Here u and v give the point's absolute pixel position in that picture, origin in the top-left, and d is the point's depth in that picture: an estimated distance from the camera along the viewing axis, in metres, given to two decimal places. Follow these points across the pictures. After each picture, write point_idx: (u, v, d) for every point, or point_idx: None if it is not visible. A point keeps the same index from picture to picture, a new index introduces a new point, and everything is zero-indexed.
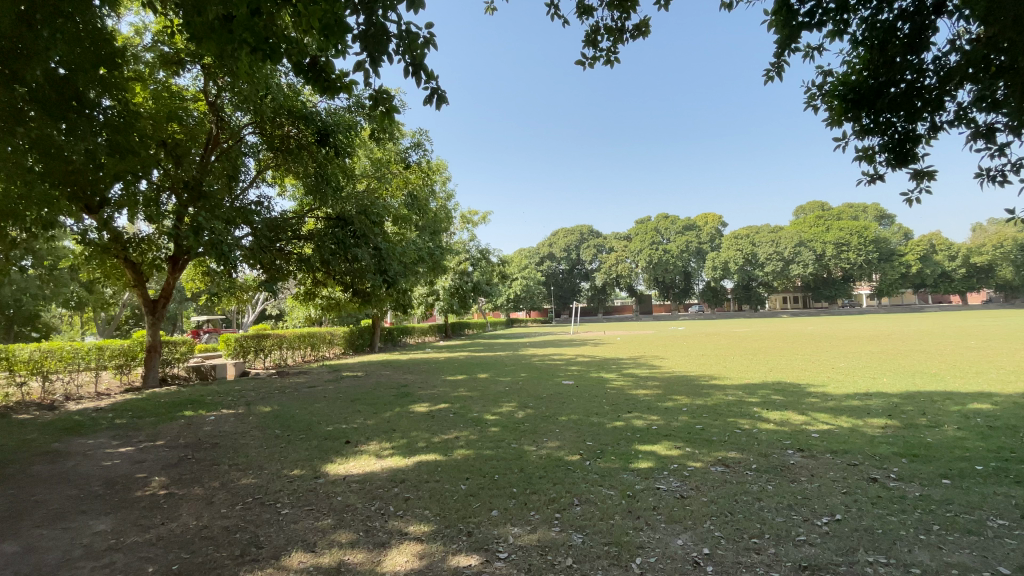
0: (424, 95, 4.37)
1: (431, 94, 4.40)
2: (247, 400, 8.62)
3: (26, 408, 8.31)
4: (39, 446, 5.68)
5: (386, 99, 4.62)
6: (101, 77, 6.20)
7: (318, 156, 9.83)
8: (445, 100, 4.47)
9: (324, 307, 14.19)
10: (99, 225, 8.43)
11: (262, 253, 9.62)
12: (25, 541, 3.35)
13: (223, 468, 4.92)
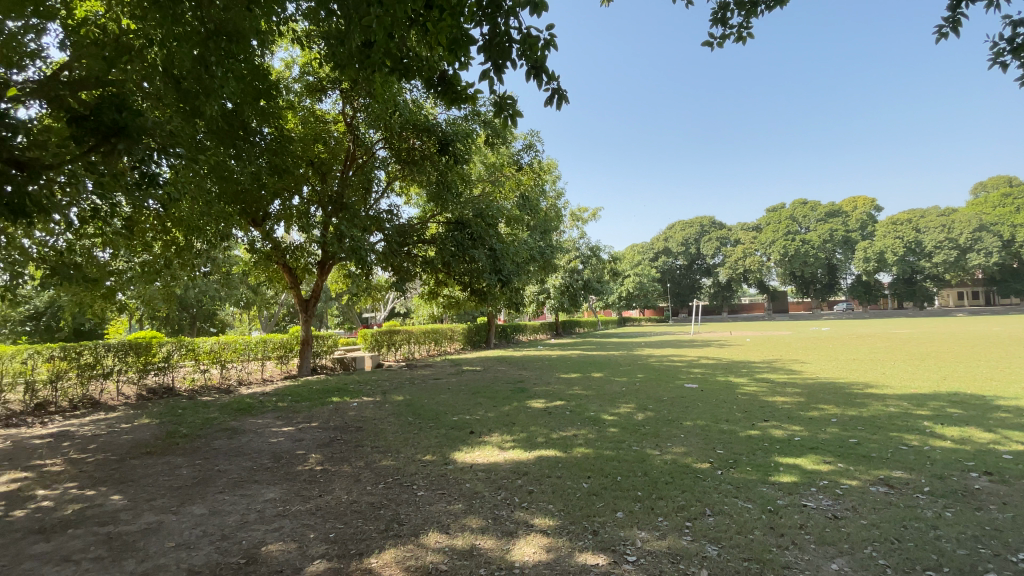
0: (546, 96, 4.47)
1: (553, 94, 4.50)
2: (383, 389, 9.52)
3: (210, 392, 9.99)
4: (223, 424, 6.83)
5: (509, 105, 4.75)
6: (260, 108, 7.34)
7: (440, 165, 10.62)
8: (565, 97, 4.54)
9: (445, 305, 15.16)
10: (264, 237, 9.90)
11: (393, 257, 10.55)
12: (217, 502, 4.06)
13: (366, 449, 5.49)
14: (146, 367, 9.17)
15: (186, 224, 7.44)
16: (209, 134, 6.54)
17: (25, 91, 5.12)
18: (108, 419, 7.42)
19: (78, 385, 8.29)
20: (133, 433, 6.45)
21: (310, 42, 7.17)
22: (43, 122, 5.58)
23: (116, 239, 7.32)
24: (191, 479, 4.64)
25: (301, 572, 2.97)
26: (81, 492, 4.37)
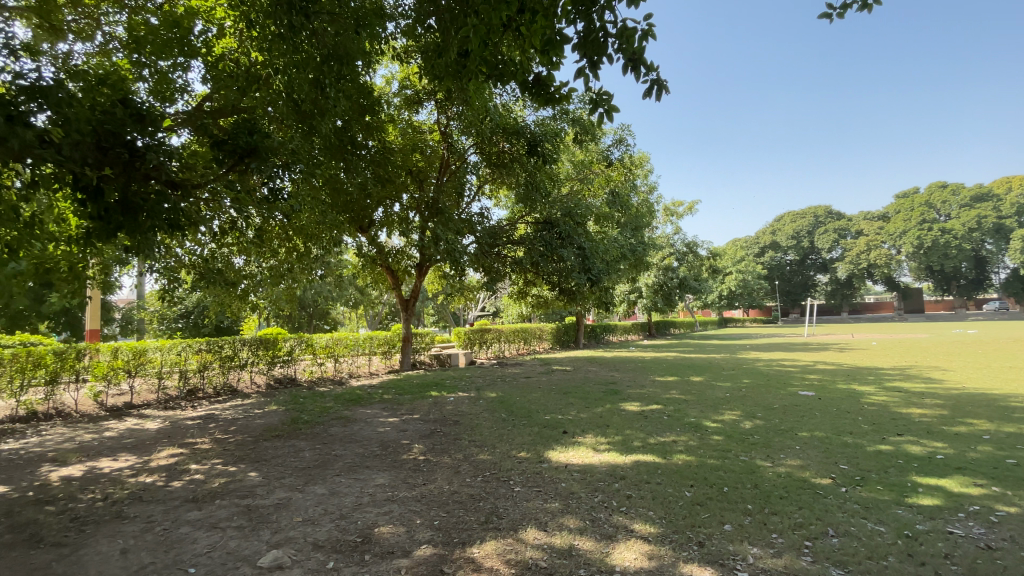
0: (645, 88, 4.41)
1: (652, 85, 4.45)
2: (477, 386, 9.85)
3: (326, 383, 11.10)
4: (337, 413, 7.50)
5: (606, 100, 4.69)
6: (365, 123, 7.97)
7: (529, 166, 10.80)
8: (665, 86, 4.47)
9: (534, 304, 15.33)
10: (369, 242, 10.70)
11: (484, 258, 10.88)
12: (334, 484, 4.46)
13: (465, 443, 5.71)
14: (273, 359, 10.34)
15: (304, 232, 8.29)
16: (324, 151, 7.16)
17: (179, 122, 6.02)
18: (245, 405, 8.46)
19: (221, 374, 9.55)
20: (264, 418, 7.30)
21: (409, 58, 7.64)
22: (191, 148, 6.51)
23: (249, 246, 8.33)
24: (312, 461, 5.14)
25: (410, 555, 3.17)
26: (225, 467, 5.03)
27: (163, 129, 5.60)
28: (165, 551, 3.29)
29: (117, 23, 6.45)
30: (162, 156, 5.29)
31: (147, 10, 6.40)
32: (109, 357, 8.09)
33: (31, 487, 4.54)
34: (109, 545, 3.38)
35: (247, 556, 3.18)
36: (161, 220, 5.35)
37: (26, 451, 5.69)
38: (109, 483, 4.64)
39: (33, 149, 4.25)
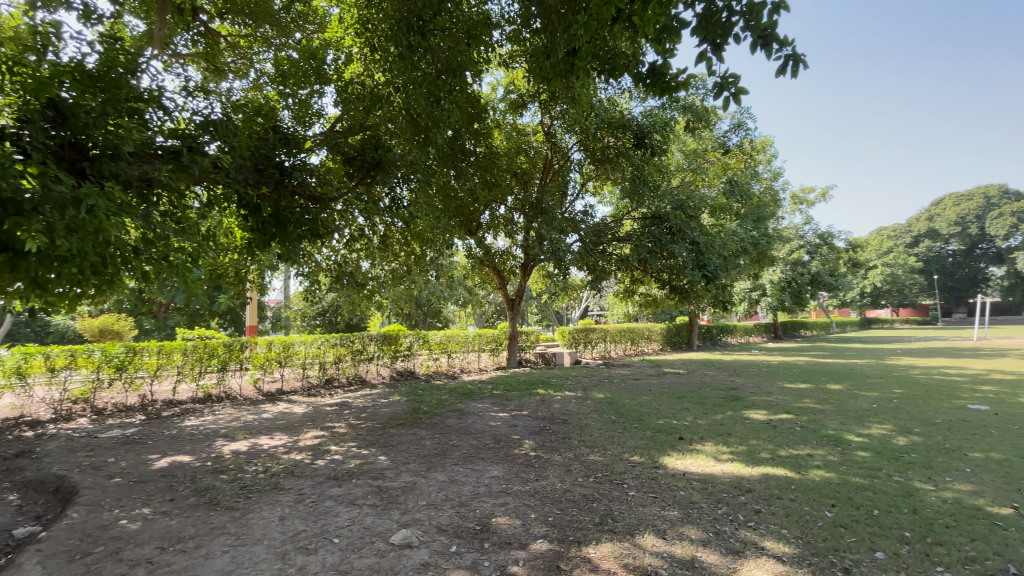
0: (778, 65, 4.05)
1: (787, 61, 4.07)
2: (584, 385, 9.80)
3: (440, 376, 11.87)
4: (452, 405, 7.95)
5: (732, 83, 4.39)
6: (473, 130, 8.33)
7: (635, 160, 10.49)
8: (802, 60, 4.06)
9: (642, 303, 14.86)
10: (478, 244, 11.16)
11: (589, 256, 10.79)
12: (452, 473, 4.73)
13: (575, 442, 5.71)
14: (395, 354, 11.27)
15: (420, 236, 8.92)
16: (437, 159, 7.57)
17: (317, 142, 6.81)
18: (372, 395, 9.33)
19: (352, 366, 10.63)
20: (389, 407, 7.98)
21: (515, 63, 7.83)
22: (325, 164, 7.33)
23: (373, 251, 9.17)
24: (433, 449, 5.51)
25: (526, 548, 3.25)
26: (358, 450, 5.59)
27: (304, 149, 6.38)
28: (313, 521, 3.74)
29: (266, 61, 7.45)
30: (304, 174, 6.04)
31: (289, 46, 7.30)
32: (264, 349, 9.41)
33: (211, 457, 5.45)
34: (270, 512, 3.93)
35: (381, 532, 3.51)
36: (304, 229, 6.12)
37: (206, 426, 6.84)
38: (268, 458, 5.41)
39: (210, 174, 5.09)
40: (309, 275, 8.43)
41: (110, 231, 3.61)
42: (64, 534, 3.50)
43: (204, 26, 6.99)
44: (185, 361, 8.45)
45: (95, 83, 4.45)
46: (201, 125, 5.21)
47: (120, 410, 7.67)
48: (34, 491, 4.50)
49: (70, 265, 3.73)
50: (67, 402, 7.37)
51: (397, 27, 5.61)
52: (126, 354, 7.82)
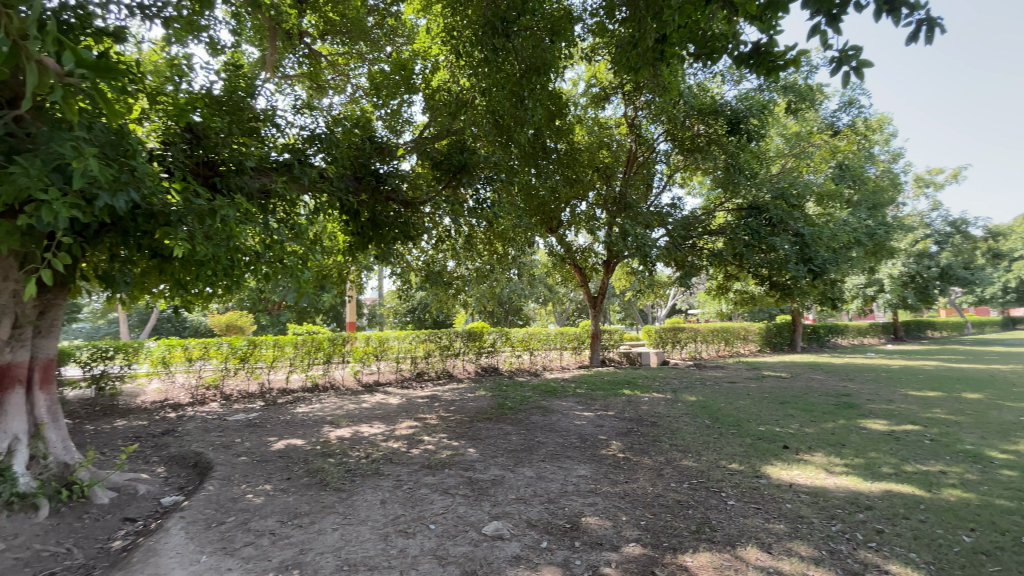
0: (910, 32, 3.58)
1: (920, 26, 3.59)
2: (673, 387, 9.39)
3: (524, 373, 12.00)
4: (537, 402, 8.00)
5: (853, 56, 3.92)
6: (555, 128, 8.28)
7: (730, 147, 9.89)
8: (941, 26, 3.56)
9: (736, 301, 13.93)
10: (559, 242, 11.10)
11: (677, 251, 10.34)
12: (539, 469, 4.76)
13: (666, 446, 5.50)
14: (479, 350, 11.61)
15: (503, 236, 9.06)
16: (519, 159, 7.63)
17: (408, 149, 7.15)
18: (459, 389, 9.67)
19: (440, 361, 11.10)
20: (475, 401, 8.23)
21: (597, 55, 7.70)
22: (415, 169, 7.69)
23: (459, 251, 9.49)
24: (520, 445, 5.59)
25: (618, 550, 3.19)
26: (449, 442, 5.83)
27: (397, 156, 6.77)
28: (410, 507, 3.96)
29: (361, 76, 7.98)
30: (397, 180, 6.35)
31: (381, 59, 7.78)
32: (362, 343, 10.11)
33: (319, 441, 5.97)
34: (372, 495, 4.23)
35: (474, 523, 3.62)
36: (398, 232, 6.51)
37: (314, 413, 7.50)
38: (368, 445, 5.81)
39: (317, 184, 5.56)
40: (401, 275, 8.93)
41: (238, 238, 4.08)
42: (203, 503, 4.02)
43: (308, 47, 7.63)
44: (296, 353, 9.32)
45: (222, 107, 5.04)
46: (309, 139, 5.72)
47: (243, 396, 8.65)
48: (178, 465, 5.21)
49: (206, 268, 4.27)
50: (202, 387, 8.45)
51: (483, 31, 5.83)
52: (248, 347, 8.81)
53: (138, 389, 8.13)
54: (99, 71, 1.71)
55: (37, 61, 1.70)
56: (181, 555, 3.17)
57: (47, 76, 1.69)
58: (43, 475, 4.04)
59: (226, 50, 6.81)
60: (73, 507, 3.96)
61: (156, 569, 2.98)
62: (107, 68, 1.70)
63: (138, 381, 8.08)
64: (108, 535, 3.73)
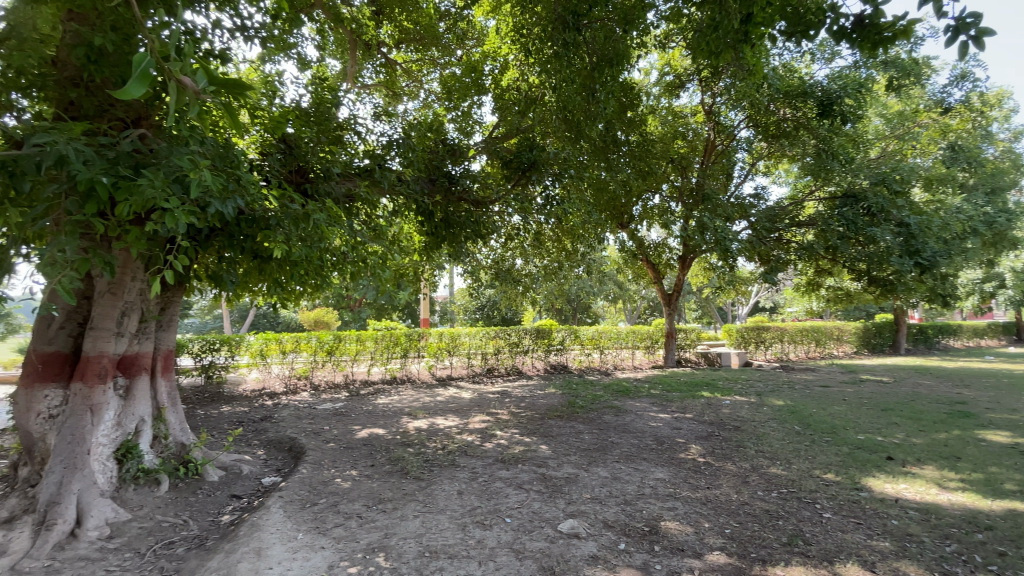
0: None
1: None
2: (757, 390, 8.82)
3: (594, 372, 11.83)
4: (609, 402, 7.86)
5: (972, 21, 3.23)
6: (627, 120, 8.03)
7: (821, 131, 9.21)
8: None
9: (828, 298, 12.84)
10: (630, 237, 10.82)
11: (761, 244, 9.70)
12: (613, 470, 4.68)
13: (751, 452, 5.18)
14: (549, 347, 11.61)
15: (573, 233, 8.96)
16: (590, 154, 7.51)
17: (478, 150, 7.23)
18: (529, 386, 9.72)
19: (510, 357, 11.24)
20: (546, 399, 8.25)
21: (671, 42, 7.40)
22: (485, 169, 7.77)
23: (529, 248, 9.53)
24: (593, 444, 5.52)
25: (701, 558, 3.06)
26: (521, 437, 5.88)
27: (468, 157, 6.92)
28: (486, 499, 4.05)
29: (433, 81, 8.23)
30: (468, 180, 6.48)
31: (452, 63, 8.06)
32: (436, 338, 10.47)
33: (399, 431, 6.26)
34: (449, 485, 4.36)
35: (549, 519, 3.63)
36: (469, 231, 6.67)
37: (393, 405, 7.89)
38: (444, 437, 6.01)
39: (395, 188, 5.81)
40: (472, 273, 9.13)
41: (328, 239, 4.35)
42: (298, 485, 4.35)
43: (385, 57, 7.95)
44: (375, 348, 9.85)
45: (310, 118, 5.42)
46: (387, 145, 5.99)
47: (329, 386, 9.26)
48: (275, 448, 5.69)
49: (299, 268, 4.60)
50: (294, 377, 9.15)
51: (554, 26, 5.75)
52: (333, 341, 9.43)
53: (240, 378, 8.89)
54: (226, 90, 1.60)
55: (176, 81, 1.79)
56: (280, 531, 3.45)
57: (185, 96, 1.78)
58: (164, 453, 4.57)
59: (312, 65, 7.29)
60: (188, 483, 4.45)
61: (260, 542, 3.26)
62: (231, 86, 1.58)
63: (240, 371, 8.88)
64: (218, 510, 4.15)
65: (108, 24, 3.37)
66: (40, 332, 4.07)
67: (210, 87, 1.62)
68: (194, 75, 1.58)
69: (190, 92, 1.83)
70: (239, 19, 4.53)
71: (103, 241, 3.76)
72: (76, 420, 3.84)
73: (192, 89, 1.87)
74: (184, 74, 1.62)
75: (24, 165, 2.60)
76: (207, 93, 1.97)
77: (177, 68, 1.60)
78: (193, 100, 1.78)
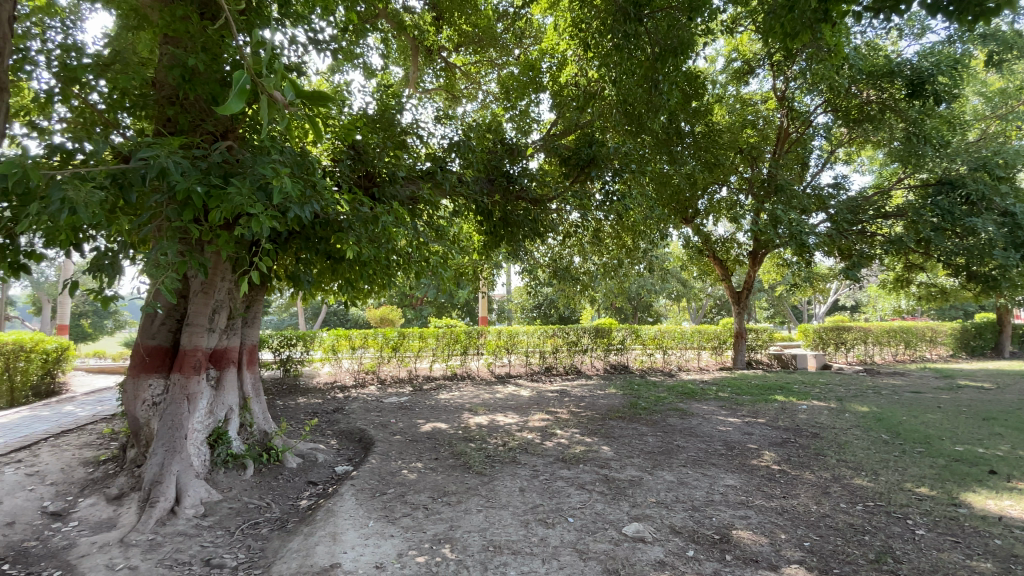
0: None
1: None
2: (837, 395, 8.20)
3: (657, 373, 11.49)
4: (673, 404, 7.60)
5: None
6: (691, 110, 7.70)
7: (911, 113, 8.48)
8: None
9: (919, 296, 11.71)
10: (695, 232, 10.41)
11: (841, 238, 9.00)
12: (679, 474, 4.52)
13: (831, 461, 4.82)
14: (608, 347, 11.43)
15: (634, 229, 8.76)
16: (652, 147, 7.28)
17: (536, 148, 7.20)
18: (589, 385, 9.61)
19: (568, 356, 11.16)
20: (607, 399, 8.12)
21: (739, 27, 7.02)
22: (542, 167, 7.74)
23: (588, 246, 9.43)
24: (657, 447, 5.36)
25: (778, 571, 2.90)
26: (582, 437, 5.83)
27: (526, 155, 6.93)
28: (548, 497, 4.05)
29: (491, 81, 8.33)
30: (526, 179, 6.51)
31: (510, 63, 8.11)
32: (495, 336, 10.62)
33: (460, 426, 6.41)
34: (511, 482, 4.40)
35: (613, 521, 3.57)
36: (527, 230, 6.74)
37: (455, 401, 8.07)
38: (505, 433, 6.08)
39: (456, 189, 5.94)
40: (531, 271, 9.14)
41: (395, 239, 4.50)
42: (368, 474, 4.56)
43: (444, 61, 8.15)
44: (437, 344, 10.13)
45: (377, 125, 5.66)
46: (448, 147, 6.12)
47: (395, 381, 9.65)
48: (346, 439, 5.99)
49: (368, 268, 4.81)
50: (363, 371, 9.61)
51: (614, 18, 5.56)
52: (398, 338, 9.80)
53: (314, 371, 9.47)
54: (312, 101, 1.71)
55: (266, 95, 1.92)
56: (353, 518, 3.63)
57: (276, 110, 1.91)
58: (249, 439, 4.95)
59: (376, 73, 7.59)
60: (271, 468, 4.79)
61: (335, 528, 3.45)
62: (317, 97, 1.69)
63: (314, 365, 9.45)
64: (297, 494, 4.44)
65: (199, 45, 3.67)
66: (145, 328, 4.53)
67: (297, 100, 1.71)
68: (282, 88, 1.67)
69: (279, 106, 1.94)
70: (311, 33, 4.79)
71: (196, 244, 4.12)
72: (175, 407, 4.24)
73: (280, 102, 1.99)
74: (275, 88, 1.72)
75: (132, 178, 2.89)
76: (293, 106, 2.09)
77: (269, 83, 1.70)
78: (281, 112, 1.90)
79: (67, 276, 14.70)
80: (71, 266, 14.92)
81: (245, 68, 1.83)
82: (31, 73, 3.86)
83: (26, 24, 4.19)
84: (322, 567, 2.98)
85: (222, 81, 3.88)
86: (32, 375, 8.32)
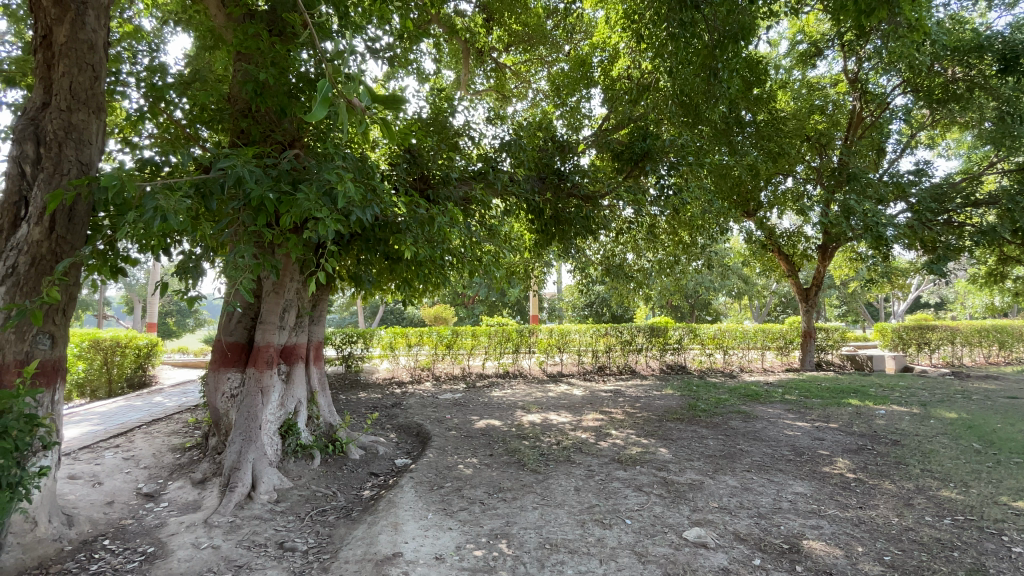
0: None
1: None
2: (922, 400, 7.55)
3: (717, 373, 11.08)
4: (735, 406, 7.30)
5: None
6: (752, 98, 7.36)
7: (1004, 90, 7.71)
8: None
9: (1018, 292, 10.56)
10: (758, 227, 9.93)
11: (924, 229, 8.28)
12: (743, 480, 4.33)
13: (914, 471, 4.45)
14: (664, 346, 11.13)
15: (689, 224, 8.52)
16: (710, 138, 7.01)
17: (588, 144, 7.09)
18: (644, 386, 9.41)
19: (622, 355, 10.96)
20: (664, 399, 7.93)
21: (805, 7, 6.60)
22: (594, 162, 7.62)
23: (642, 242, 9.23)
24: (718, 451, 5.16)
25: None
26: (639, 438, 5.71)
27: (578, 152, 6.83)
28: (604, 498, 3.99)
29: (542, 79, 8.33)
30: (578, 176, 6.47)
31: (560, 60, 8.05)
32: (546, 335, 10.59)
33: (514, 424, 6.45)
34: (566, 481, 4.38)
35: (673, 525, 3.48)
36: (578, 227, 6.66)
37: (508, 398, 8.14)
38: (559, 432, 6.05)
39: (508, 188, 5.97)
40: (583, 269, 9.04)
41: (450, 239, 4.55)
42: (426, 468, 4.69)
43: (495, 61, 8.24)
44: (490, 343, 10.28)
45: (431, 128, 5.82)
46: (499, 147, 6.16)
47: (450, 377, 9.88)
48: (405, 433, 6.18)
49: (424, 267, 4.93)
50: (419, 368, 9.88)
51: (670, 7, 5.28)
52: (452, 336, 10.01)
53: (373, 368, 9.84)
54: (384, 104, 1.79)
55: (342, 100, 2.02)
56: (413, 509, 3.75)
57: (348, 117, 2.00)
58: (316, 431, 5.22)
59: (429, 77, 7.77)
60: (336, 459, 5.06)
61: (396, 518, 3.57)
62: (390, 100, 1.77)
63: (373, 362, 9.82)
64: (361, 485, 4.64)
65: (269, 61, 3.88)
66: (224, 325, 4.88)
67: (372, 105, 1.80)
68: (359, 95, 1.75)
69: (354, 112, 2.05)
70: (369, 42, 4.94)
71: (268, 247, 4.39)
72: (251, 399, 4.53)
73: (356, 108, 2.09)
74: (352, 94, 1.81)
75: (212, 187, 3.11)
76: (361, 111, 2.18)
77: (348, 90, 1.80)
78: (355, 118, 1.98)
79: (156, 279, 15.99)
80: (158, 267, 16.34)
81: (326, 78, 1.94)
82: (123, 94, 4.24)
83: (118, 49, 4.61)
84: (385, 555, 3.09)
85: (290, 93, 4.08)
86: (127, 368, 9.18)
